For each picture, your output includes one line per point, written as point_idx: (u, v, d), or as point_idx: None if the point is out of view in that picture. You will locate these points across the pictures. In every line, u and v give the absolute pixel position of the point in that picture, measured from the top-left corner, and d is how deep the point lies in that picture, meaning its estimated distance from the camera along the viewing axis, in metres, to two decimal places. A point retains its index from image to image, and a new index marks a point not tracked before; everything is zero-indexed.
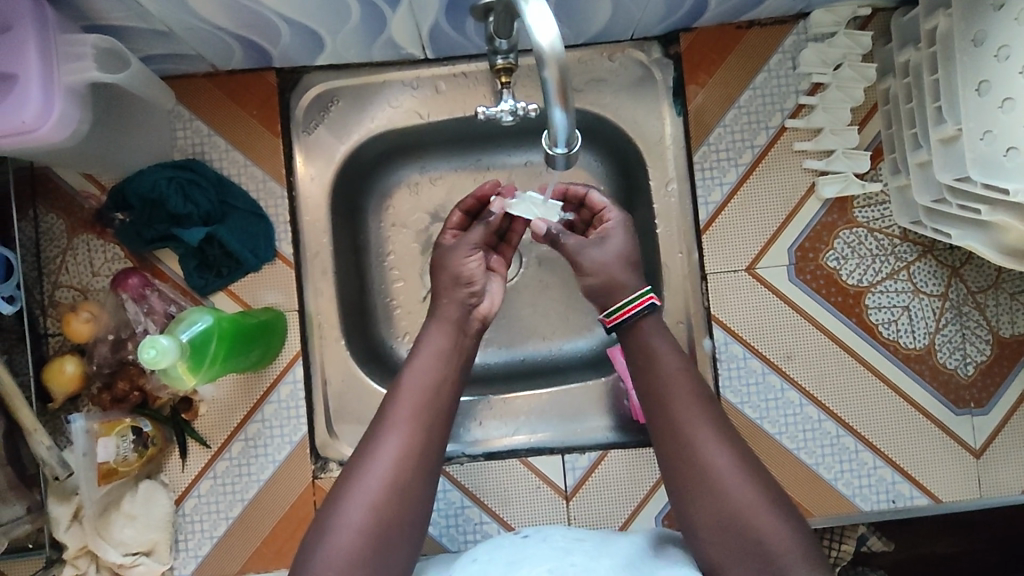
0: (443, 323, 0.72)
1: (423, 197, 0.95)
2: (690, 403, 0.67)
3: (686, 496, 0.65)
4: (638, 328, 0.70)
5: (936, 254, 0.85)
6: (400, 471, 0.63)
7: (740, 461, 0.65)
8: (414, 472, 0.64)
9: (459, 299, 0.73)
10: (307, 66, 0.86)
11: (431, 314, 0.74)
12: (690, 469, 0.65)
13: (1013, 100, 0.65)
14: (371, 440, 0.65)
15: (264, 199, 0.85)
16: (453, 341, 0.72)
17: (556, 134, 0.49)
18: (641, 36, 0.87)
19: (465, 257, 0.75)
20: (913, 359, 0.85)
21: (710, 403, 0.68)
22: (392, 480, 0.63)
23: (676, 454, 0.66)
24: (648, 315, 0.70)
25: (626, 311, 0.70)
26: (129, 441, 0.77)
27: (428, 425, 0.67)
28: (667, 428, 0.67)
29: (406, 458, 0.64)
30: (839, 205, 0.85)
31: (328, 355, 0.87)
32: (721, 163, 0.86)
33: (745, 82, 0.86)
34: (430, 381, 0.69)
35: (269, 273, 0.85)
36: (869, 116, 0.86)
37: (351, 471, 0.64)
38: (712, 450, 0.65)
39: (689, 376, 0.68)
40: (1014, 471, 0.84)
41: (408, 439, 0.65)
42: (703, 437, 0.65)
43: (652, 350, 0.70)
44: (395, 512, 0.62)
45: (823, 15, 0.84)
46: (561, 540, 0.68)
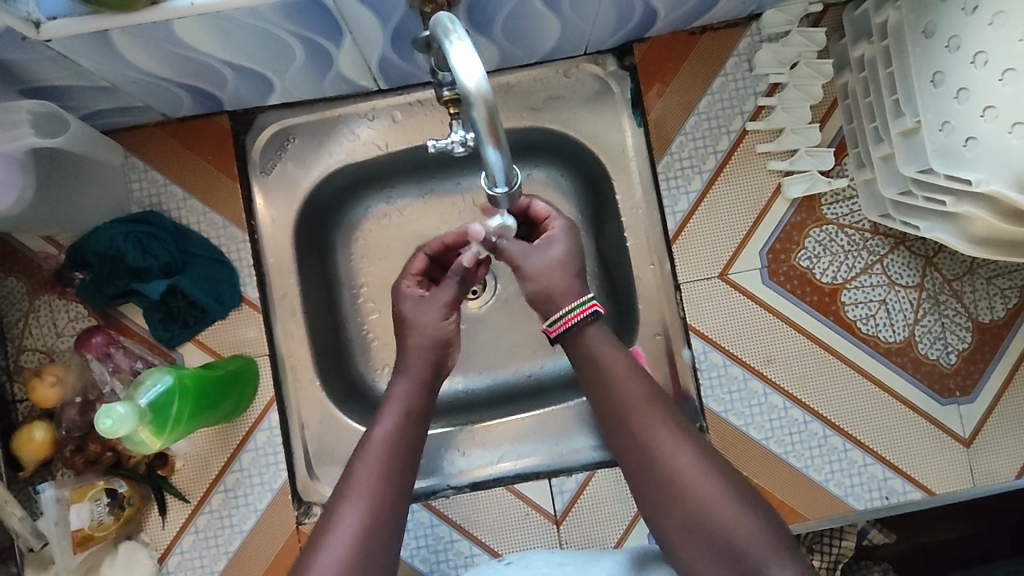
0: (411, 370, 0.71)
1: (391, 227, 0.94)
2: (657, 415, 0.63)
3: (664, 522, 0.60)
4: (585, 337, 0.66)
5: (908, 245, 0.84)
6: (377, 518, 0.60)
7: (729, 478, 0.60)
8: (388, 528, 0.61)
9: (426, 351, 0.71)
10: (259, 106, 0.85)
11: (399, 361, 0.72)
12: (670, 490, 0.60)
13: (968, 89, 0.65)
14: (345, 483, 0.62)
15: (226, 244, 0.84)
16: (423, 391, 0.70)
17: (496, 174, 0.49)
18: (594, 50, 0.86)
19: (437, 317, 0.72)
20: (894, 352, 0.84)
21: (680, 417, 0.63)
22: (368, 529, 0.59)
23: (647, 472, 0.61)
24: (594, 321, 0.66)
25: (569, 318, 0.66)
26: (104, 505, 0.75)
27: (403, 479, 0.64)
28: (637, 445, 0.63)
29: (380, 516, 0.61)
30: (807, 203, 0.84)
31: (304, 399, 0.85)
32: (684, 171, 0.85)
33: (702, 87, 0.85)
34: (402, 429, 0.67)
35: (237, 320, 0.83)
36: (829, 112, 0.85)
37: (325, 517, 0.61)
38: (688, 464, 0.60)
39: (649, 387, 0.65)
40: (1005, 457, 0.83)
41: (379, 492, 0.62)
42: (679, 453, 0.61)
43: (597, 349, 0.66)
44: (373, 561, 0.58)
45: (775, 15, 0.83)
46: (543, 565, 0.69)
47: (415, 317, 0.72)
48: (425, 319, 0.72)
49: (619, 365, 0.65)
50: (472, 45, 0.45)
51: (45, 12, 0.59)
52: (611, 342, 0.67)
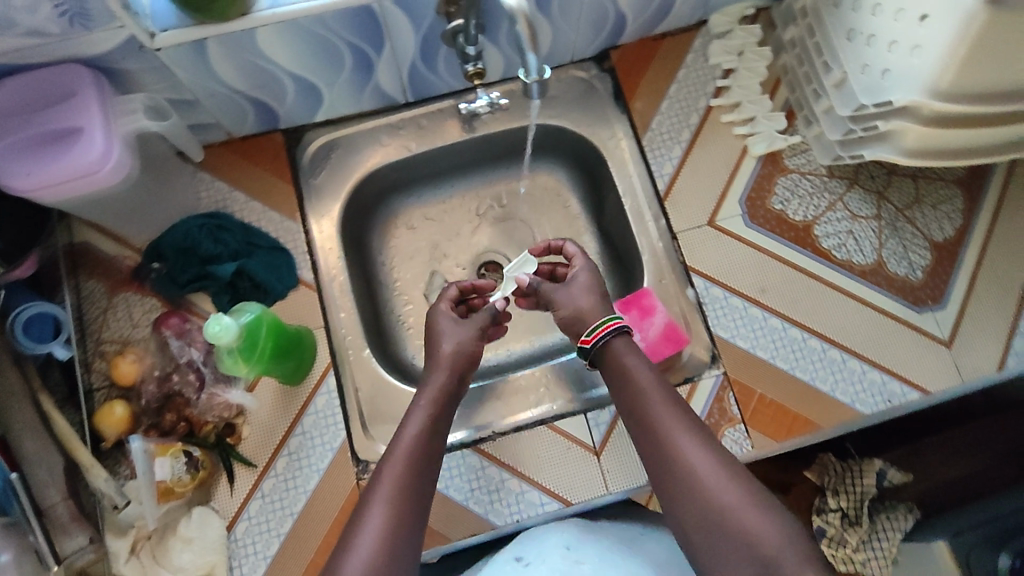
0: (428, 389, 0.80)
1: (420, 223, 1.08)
2: (681, 425, 0.73)
3: (686, 521, 0.67)
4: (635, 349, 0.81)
5: (861, 184, 0.99)
6: (400, 508, 0.67)
7: (761, 500, 0.65)
8: (403, 542, 0.66)
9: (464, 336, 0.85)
10: (306, 123, 1.01)
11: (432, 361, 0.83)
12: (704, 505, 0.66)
13: (875, 35, 0.83)
14: (373, 489, 0.69)
15: (283, 235, 0.96)
16: (444, 398, 0.79)
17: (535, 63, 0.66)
18: (579, 58, 1.06)
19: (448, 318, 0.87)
20: (868, 273, 0.96)
21: (712, 439, 0.71)
22: (400, 501, 0.68)
23: (675, 474, 0.69)
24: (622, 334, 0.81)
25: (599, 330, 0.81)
26: (182, 462, 0.82)
27: (417, 490, 0.70)
28: (663, 450, 0.72)
29: (398, 529, 0.66)
30: (771, 158, 1.00)
31: (358, 368, 0.93)
32: (665, 143, 1.02)
33: (670, 78, 1.04)
34: (419, 447, 0.73)
35: (294, 298, 0.94)
36: (776, 88, 1.02)
37: (354, 520, 0.67)
38: (710, 468, 0.68)
39: (675, 401, 0.75)
40: (986, 352, 0.93)
41: (395, 506, 0.67)
42: (712, 472, 0.68)
43: (630, 363, 0.79)
44: (407, 534, 0.66)
45: (718, 18, 1.04)
46: (559, 562, 0.74)
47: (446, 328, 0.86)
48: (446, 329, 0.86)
49: (646, 378, 0.77)
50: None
51: (158, 26, 0.76)
52: (636, 355, 0.80)
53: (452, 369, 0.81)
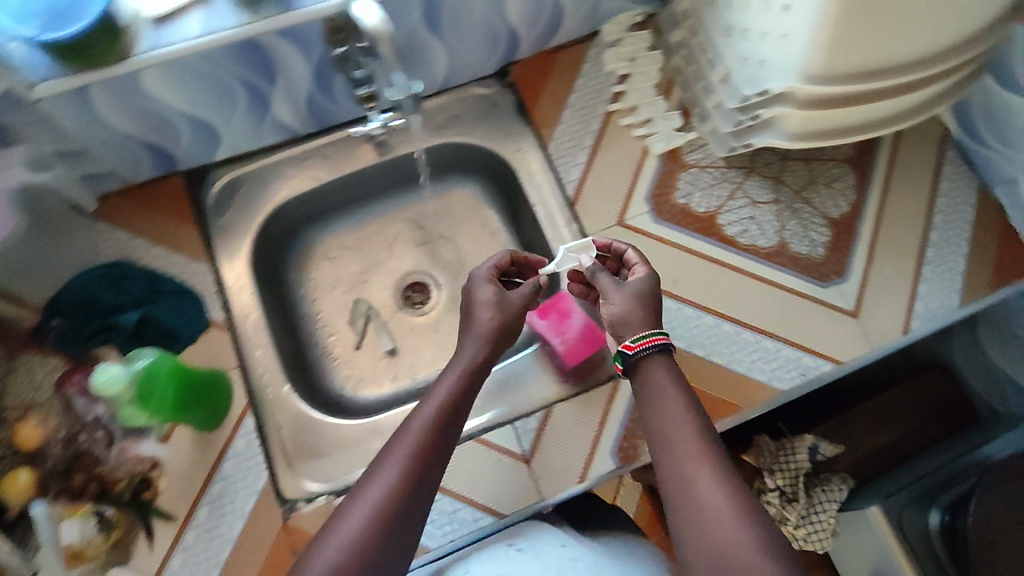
0: (460, 361, 0.79)
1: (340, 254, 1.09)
2: (710, 455, 0.71)
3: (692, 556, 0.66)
4: (650, 365, 0.79)
5: (758, 172, 1.03)
6: (407, 485, 0.67)
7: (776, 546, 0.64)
8: (401, 518, 0.65)
9: (508, 308, 0.83)
10: (207, 163, 0.99)
11: (466, 329, 0.82)
12: (711, 541, 0.65)
13: (748, 28, 0.87)
14: (382, 461, 0.69)
15: (190, 278, 0.94)
16: (476, 370, 0.78)
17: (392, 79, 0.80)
18: (479, 75, 1.07)
19: (489, 288, 0.85)
20: (773, 255, 0.99)
21: (732, 473, 0.69)
22: (403, 490, 0.66)
23: (688, 505, 0.68)
24: (662, 351, 0.79)
25: (644, 341, 0.79)
26: (94, 523, 0.79)
27: (430, 464, 0.69)
28: (683, 478, 0.70)
29: (395, 504, 0.65)
30: (671, 155, 1.03)
31: (279, 410, 0.91)
32: (570, 150, 1.04)
33: (569, 88, 1.06)
34: (438, 423, 0.71)
35: (206, 341, 0.91)
36: (670, 89, 1.06)
37: (354, 491, 0.67)
38: (726, 506, 0.66)
39: (702, 428, 0.73)
40: (891, 318, 0.97)
41: (401, 479, 0.67)
42: (726, 507, 0.66)
43: (657, 380, 0.78)
44: (399, 524, 0.65)
45: (609, 27, 1.07)
46: (555, 558, 0.74)
47: (494, 298, 0.84)
48: (503, 299, 0.84)
49: (677, 407, 0.75)
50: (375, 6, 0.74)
51: (36, 77, 0.75)
52: (672, 376, 0.78)
53: (489, 342, 0.80)
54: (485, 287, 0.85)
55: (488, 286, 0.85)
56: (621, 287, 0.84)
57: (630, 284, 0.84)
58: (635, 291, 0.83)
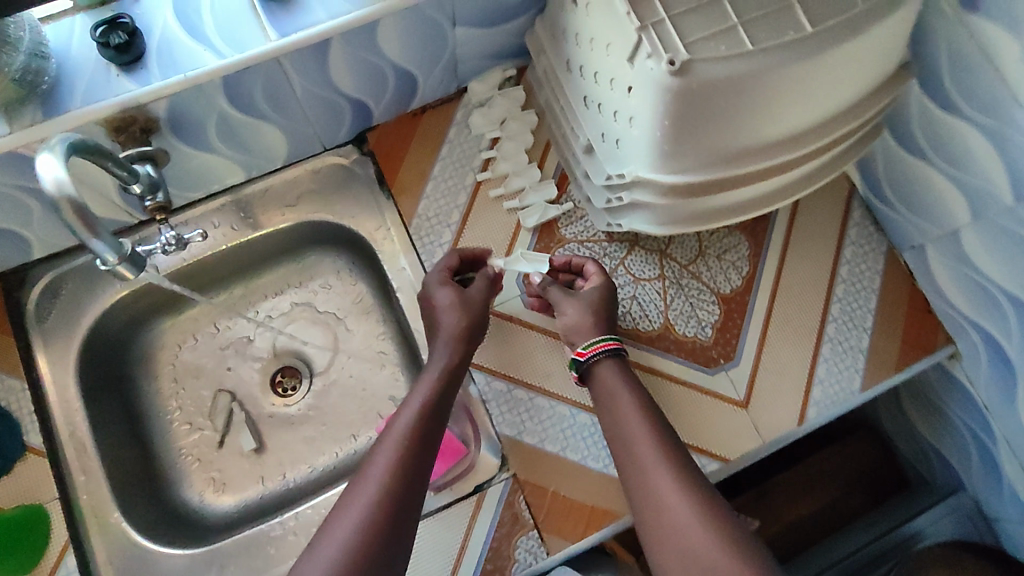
0: (435, 363, 0.79)
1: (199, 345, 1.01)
2: (655, 444, 0.72)
3: (650, 538, 0.67)
4: (601, 373, 0.79)
5: (642, 244, 0.93)
6: (388, 495, 0.66)
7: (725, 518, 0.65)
8: (387, 528, 0.65)
9: (471, 308, 0.83)
10: (29, 263, 0.90)
11: (438, 331, 0.82)
12: (663, 524, 0.66)
13: (601, 103, 0.76)
14: (361, 474, 0.69)
15: (6, 398, 0.86)
16: (449, 373, 0.79)
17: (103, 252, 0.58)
18: (333, 144, 0.96)
19: (447, 290, 0.84)
20: (656, 339, 0.89)
21: (677, 458, 0.71)
22: (387, 500, 0.66)
23: (638, 488, 0.70)
24: (614, 354, 0.80)
25: (596, 348, 0.79)
26: None
27: (412, 468, 0.69)
28: (633, 465, 0.71)
29: (382, 514, 0.65)
30: (546, 230, 0.93)
31: (106, 541, 0.84)
32: (434, 228, 0.94)
33: (434, 156, 0.96)
34: (415, 431, 0.72)
35: (23, 470, 0.83)
36: (545, 153, 0.96)
37: (336, 508, 0.67)
38: (671, 488, 0.67)
39: (649, 420, 0.74)
40: (786, 407, 0.87)
41: (385, 488, 0.67)
42: (673, 490, 0.67)
43: (608, 381, 0.78)
44: (387, 531, 0.64)
45: (476, 85, 0.96)
46: None
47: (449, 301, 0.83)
48: (467, 300, 0.83)
49: (633, 411, 0.75)
50: (61, 158, 0.53)
51: None
52: (625, 377, 0.79)
53: (460, 345, 0.81)
54: (445, 289, 0.84)
55: (447, 288, 0.84)
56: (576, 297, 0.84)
57: (585, 294, 0.84)
58: (587, 299, 0.83)
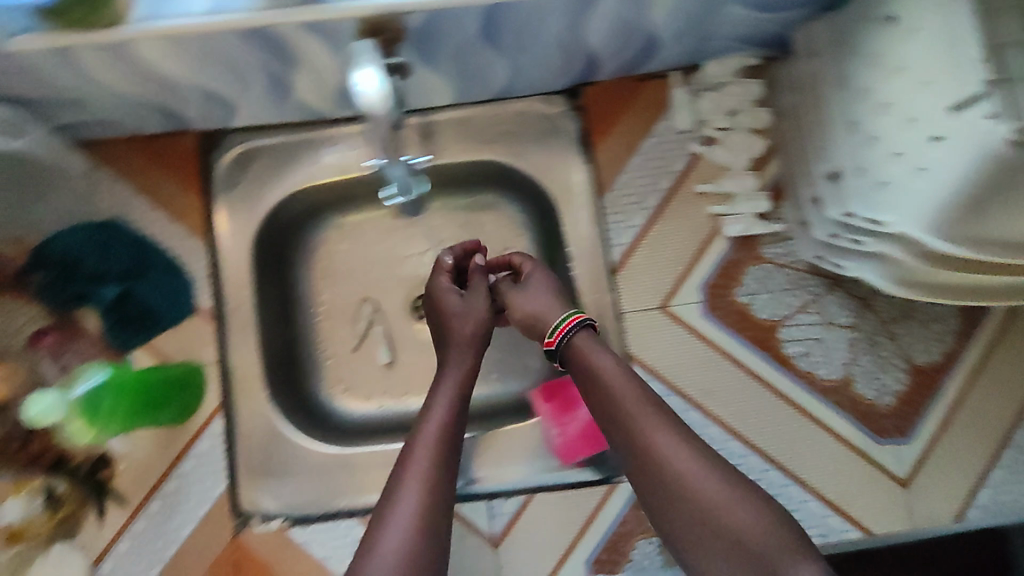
0: (457, 360, 0.77)
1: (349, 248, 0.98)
2: (647, 403, 0.68)
3: (652, 500, 0.64)
4: (577, 347, 0.73)
5: (845, 286, 0.86)
6: (435, 493, 0.66)
7: (724, 469, 0.63)
8: (443, 524, 0.65)
9: (479, 304, 0.80)
10: (224, 128, 0.89)
11: (444, 338, 0.80)
12: (666, 484, 0.63)
13: (878, 138, 0.68)
14: (403, 468, 0.68)
15: (185, 256, 0.87)
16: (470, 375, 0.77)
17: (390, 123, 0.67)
18: (546, 89, 0.90)
19: (446, 291, 0.81)
20: (831, 391, 0.84)
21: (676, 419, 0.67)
22: (431, 503, 0.65)
23: (629, 444, 0.66)
24: (586, 328, 0.74)
25: (564, 326, 0.74)
26: (41, 501, 0.77)
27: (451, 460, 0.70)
28: (624, 424, 0.67)
29: (432, 515, 0.64)
30: (745, 242, 0.87)
31: (248, 414, 0.86)
32: (628, 207, 0.88)
33: (647, 130, 0.89)
34: (445, 432, 0.71)
35: (189, 329, 0.86)
36: (767, 159, 0.88)
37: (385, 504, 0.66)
38: (671, 445, 0.64)
39: (637, 383, 0.70)
40: (945, 497, 0.82)
41: (430, 480, 0.67)
42: (671, 446, 0.64)
43: (588, 353, 0.73)
44: (438, 521, 0.64)
45: (714, 66, 0.88)
46: None
47: (456, 307, 0.80)
48: (472, 306, 0.80)
49: (613, 373, 0.70)
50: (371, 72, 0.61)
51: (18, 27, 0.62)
52: (604, 347, 0.73)
53: (471, 347, 0.78)
54: (449, 296, 0.81)
55: (449, 296, 0.81)
56: (542, 284, 0.80)
57: (532, 287, 0.79)
58: (552, 284, 0.80)
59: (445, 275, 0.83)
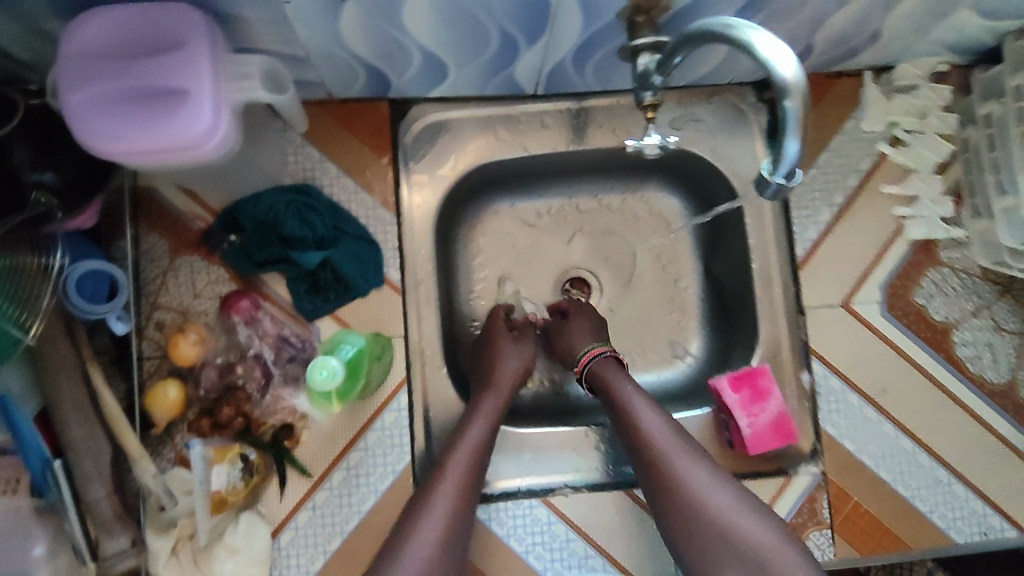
0: (489, 400, 0.80)
1: (513, 228, 0.99)
2: (668, 429, 0.74)
3: (665, 516, 0.70)
4: (600, 373, 0.83)
5: (1014, 294, 0.89)
6: (463, 502, 0.70)
7: (740, 489, 0.69)
8: (462, 526, 0.69)
9: (513, 361, 0.84)
10: (417, 97, 0.88)
11: (488, 381, 0.82)
12: (683, 500, 0.68)
13: None
14: (433, 483, 0.70)
15: (374, 225, 0.85)
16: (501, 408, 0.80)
17: (781, 165, 0.54)
18: (739, 81, 0.92)
19: (501, 337, 0.86)
20: (998, 395, 0.88)
21: (695, 447, 0.73)
22: (455, 514, 0.68)
23: (652, 465, 0.72)
24: (612, 361, 0.84)
25: (589, 357, 0.85)
26: (238, 469, 0.76)
27: (477, 474, 0.73)
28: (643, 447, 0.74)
29: (458, 516, 0.68)
30: (925, 246, 0.89)
31: (431, 389, 0.85)
32: (815, 203, 0.90)
33: (835, 128, 0.91)
34: (476, 451, 0.74)
35: (376, 299, 0.84)
36: (948, 164, 0.91)
37: (411, 509, 0.69)
38: (696, 465, 0.70)
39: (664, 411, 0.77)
40: None
41: (457, 491, 0.70)
42: (694, 466, 0.70)
43: (615, 383, 0.81)
44: (458, 533, 0.68)
45: (907, 69, 0.90)
46: None
47: (506, 355, 0.85)
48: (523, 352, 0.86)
49: (640, 401, 0.77)
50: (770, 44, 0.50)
51: None
52: (625, 378, 0.82)
53: (509, 388, 0.82)
54: (507, 344, 0.86)
55: (502, 341, 0.86)
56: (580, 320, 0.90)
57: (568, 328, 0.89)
58: (585, 321, 0.89)
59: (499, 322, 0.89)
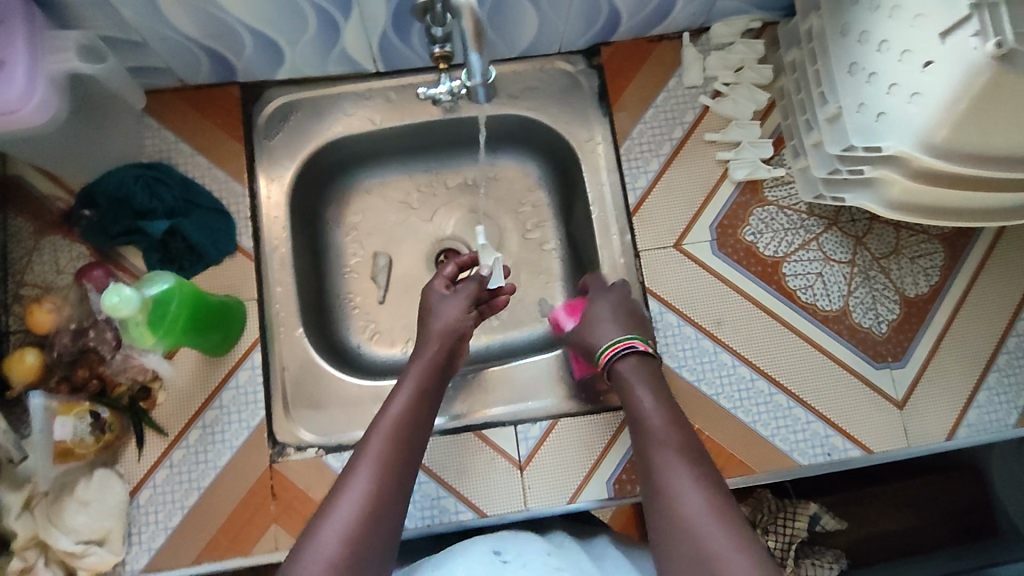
0: (416, 368, 0.80)
1: (377, 202, 1.05)
2: (672, 443, 0.73)
3: (657, 529, 0.68)
4: (619, 371, 0.80)
5: (841, 226, 0.94)
6: (387, 477, 0.69)
7: (732, 513, 0.66)
8: (392, 504, 0.68)
9: (444, 328, 0.84)
10: (267, 81, 0.95)
11: (422, 338, 0.85)
12: (670, 519, 0.67)
13: (875, 73, 0.75)
14: (355, 460, 0.70)
15: (226, 198, 0.91)
16: (431, 371, 0.80)
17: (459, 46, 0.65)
18: (567, 50, 0.99)
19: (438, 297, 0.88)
20: (831, 320, 0.92)
21: (698, 464, 0.71)
22: (374, 497, 0.68)
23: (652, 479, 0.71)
24: (630, 356, 0.80)
25: (610, 350, 0.81)
26: (87, 423, 0.79)
27: (408, 445, 0.73)
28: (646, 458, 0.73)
29: (381, 495, 0.68)
30: (750, 186, 0.95)
31: (286, 350, 0.90)
32: (644, 154, 0.96)
33: (658, 86, 0.98)
34: (404, 423, 0.74)
35: (230, 266, 0.90)
36: (769, 111, 0.97)
37: (337, 487, 0.69)
38: (687, 484, 0.68)
39: (669, 414, 0.76)
40: (938, 416, 0.89)
41: (379, 472, 0.69)
42: (684, 486, 0.68)
43: (634, 386, 0.79)
44: (384, 515, 0.67)
45: (720, 28, 0.97)
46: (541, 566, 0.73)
47: (437, 311, 0.86)
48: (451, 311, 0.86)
49: (653, 409, 0.76)
50: None
51: None
52: (649, 381, 0.79)
53: (440, 344, 0.83)
54: (451, 305, 0.86)
55: (432, 301, 0.87)
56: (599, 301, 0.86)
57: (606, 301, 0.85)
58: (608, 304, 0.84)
59: (442, 280, 0.90)
